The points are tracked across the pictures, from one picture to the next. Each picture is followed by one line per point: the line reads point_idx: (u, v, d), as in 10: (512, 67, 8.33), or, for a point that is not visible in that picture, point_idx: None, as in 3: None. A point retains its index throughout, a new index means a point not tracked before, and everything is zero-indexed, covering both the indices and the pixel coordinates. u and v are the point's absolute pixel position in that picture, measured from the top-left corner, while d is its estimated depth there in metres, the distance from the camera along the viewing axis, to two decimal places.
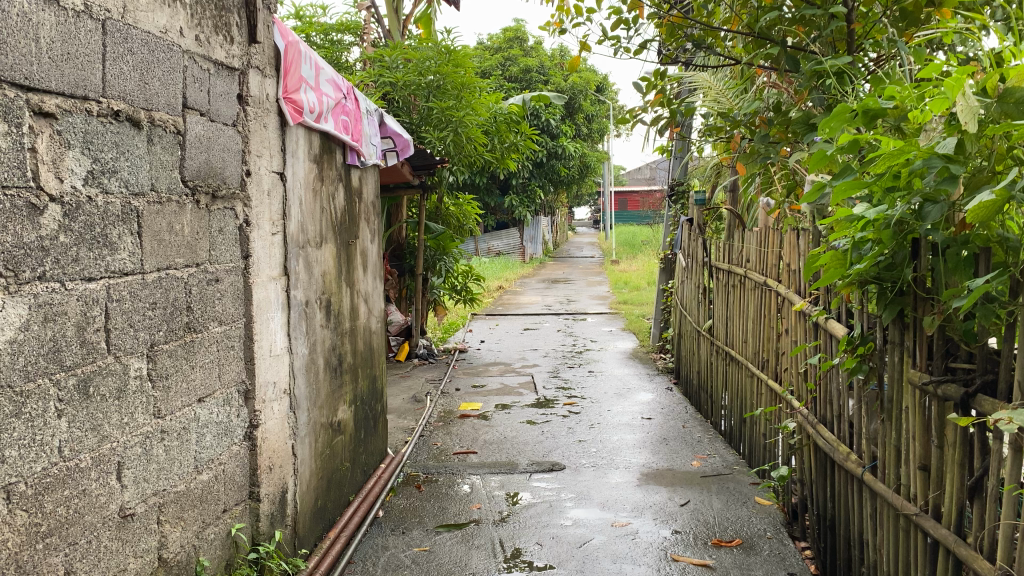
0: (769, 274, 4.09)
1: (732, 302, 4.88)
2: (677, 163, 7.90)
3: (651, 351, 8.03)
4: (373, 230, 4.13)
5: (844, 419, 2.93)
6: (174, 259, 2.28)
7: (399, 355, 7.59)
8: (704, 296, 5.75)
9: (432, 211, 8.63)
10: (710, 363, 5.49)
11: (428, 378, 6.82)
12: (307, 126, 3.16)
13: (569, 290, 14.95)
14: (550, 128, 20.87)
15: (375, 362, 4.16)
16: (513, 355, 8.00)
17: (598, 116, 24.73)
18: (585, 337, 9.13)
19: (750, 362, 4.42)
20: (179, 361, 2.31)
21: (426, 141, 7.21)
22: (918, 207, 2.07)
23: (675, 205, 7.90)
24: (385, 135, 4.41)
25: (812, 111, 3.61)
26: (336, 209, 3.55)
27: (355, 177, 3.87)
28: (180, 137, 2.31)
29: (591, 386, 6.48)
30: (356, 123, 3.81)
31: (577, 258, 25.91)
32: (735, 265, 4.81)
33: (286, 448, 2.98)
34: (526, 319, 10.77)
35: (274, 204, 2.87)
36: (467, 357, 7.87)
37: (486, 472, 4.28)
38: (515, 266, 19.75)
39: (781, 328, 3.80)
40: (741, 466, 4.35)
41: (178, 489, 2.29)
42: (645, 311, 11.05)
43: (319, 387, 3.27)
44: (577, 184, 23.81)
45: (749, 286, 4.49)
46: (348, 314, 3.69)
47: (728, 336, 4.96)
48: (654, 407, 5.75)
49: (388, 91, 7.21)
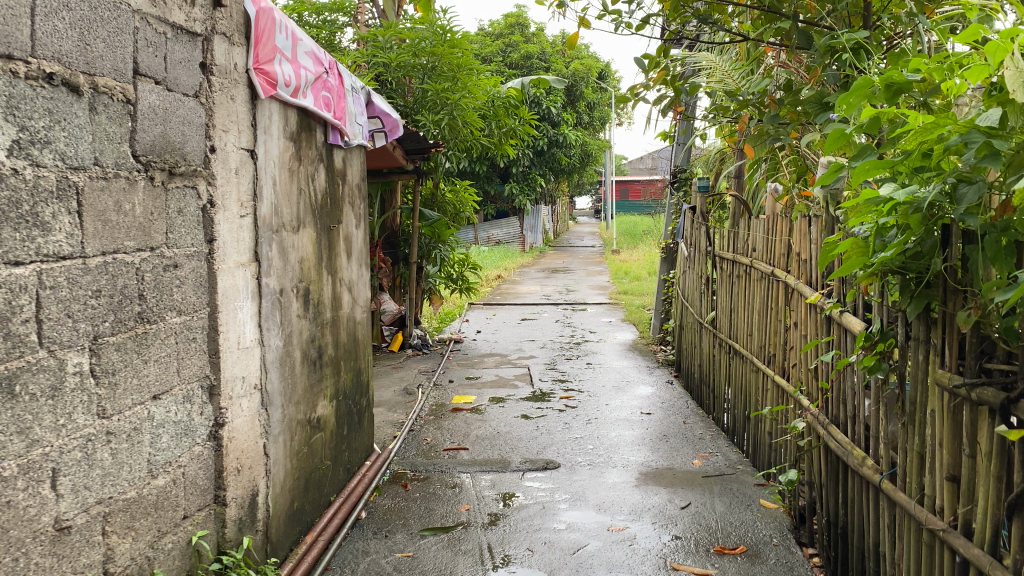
0: (777, 264, 3.87)
1: (737, 293, 4.66)
2: (680, 149, 7.66)
3: (651, 342, 7.81)
4: (358, 215, 3.90)
5: (858, 421, 2.71)
6: (122, 242, 2.06)
7: (392, 345, 7.38)
8: (707, 286, 5.53)
9: (428, 197, 8.40)
10: (712, 356, 5.27)
11: (421, 369, 6.61)
12: (282, 100, 2.93)
13: (569, 280, 14.73)
14: (552, 116, 20.59)
15: (360, 354, 3.94)
16: (509, 346, 7.79)
17: (600, 103, 24.43)
18: (584, 328, 8.91)
19: (755, 357, 4.21)
20: (130, 354, 2.09)
21: (420, 125, 6.96)
22: (952, 188, 1.85)
23: (677, 192, 7.67)
24: (372, 115, 4.18)
25: (825, 90, 3.37)
26: (315, 191, 3.32)
27: (338, 158, 3.64)
28: (130, 106, 2.08)
29: (590, 379, 6.27)
30: (339, 100, 3.59)
31: (577, 247, 25.65)
32: (740, 255, 4.59)
33: (256, 448, 2.76)
34: (523, 309, 10.55)
35: (242, 183, 2.65)
36: (463, 348, 7.66)
37: (477, 470, 4.07)
38: (515, 255, 19.53)
39: (790, 321, 3.57)
40: (744, 465, 4.15)
41: (128, 496, 2.08)
42: (644, 302, 10.83)
43: (295, 381, 3.05)
44: (578, 172, 23.53)
45: (755, 277, 4.27)
46: (329, 303, 3.47)
47: (732, 328, 4.74)
48: (654, 402, 5.54)
49: (382, 72, 6.96)
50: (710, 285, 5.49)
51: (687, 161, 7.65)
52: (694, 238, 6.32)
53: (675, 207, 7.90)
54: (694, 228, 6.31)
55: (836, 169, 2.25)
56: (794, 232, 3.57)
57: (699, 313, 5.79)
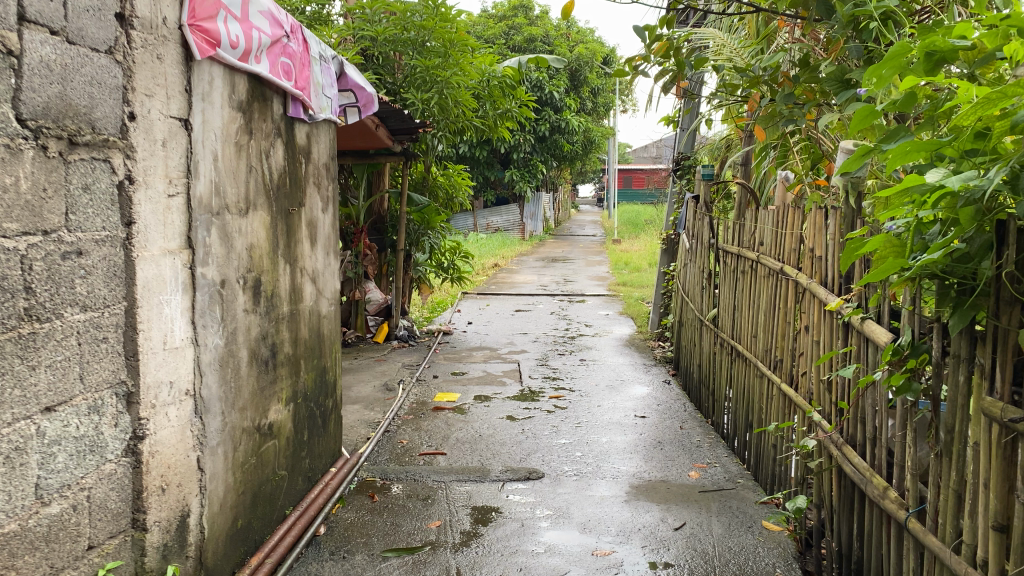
0: (786, 261, 3.51)
1: (740, 290, 4.31)
2: (683, 135, 7.27)
3: (649, 338, 7.45)
4: (325, 197, 3.54)
5: (879, 446, 2.35)
6: (1, 224, 1.70)
7: (377, 337, 7.03)
8: (707, 281, 5.18)
9: (418, 181, 8.02)
10: (713, 357, 4.92)
11: (405, 363, 6.25)
12: (227, 64, 2.57)
13: (568, 270, 14.36)
14: (554, 102, 20.12)
15: (325, 351, 3.58)
16: (500, 339, 7.42)
17: (604, 90, 23.94)
18: (580, 321, 8.55)
19: (760, 361, 3.85)
20: (11, 360, 1.74)
21: (409, 103, 6.58)
22: (1015, 177, 1.49)
23: (679, 181, 7.29)
24: (344, 88, 3.82)
25: (847, 66, 2.99)
26: (271, 169, 2.96)
27: (300, 133, 3.27)
28: (12, 60, 1.72)
29: (583, 377, 5.91)
30: (302, 69, 3.22)
31: (578, 236, 25.26)
32: (745, 249, 4.23)
33: (188, 462, 2.41)
34: (518, 300, 10.18)
35: (171, 157, 2.28)
36: (452, 341, 7.30)
37: (453, 479, 3.72)
38: (513, 244, 19.14)
39: (801, 324, 3.21)
40: (745, 479, 3.80)
41: (7, 530, 1.73)
42: (644, 294, 10.45)
43: (239, 384, 2.69)
44: (580, 160, 23.10)
45: (761, 274, 3.91)
46: (286, 296, 3.11)
47: (734, 328, 4.39)
48: (650, 404, 5.18)
49: (369, 47, 6.57)
50: (711, 280, 5.14)
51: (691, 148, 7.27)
52: (695, 229, 5.96)
53: (677, 196, 7.52)
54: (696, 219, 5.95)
55: (866, 152, 1.89)
56: (806, 224, 3.21)
57: (700, 310, 5.44)
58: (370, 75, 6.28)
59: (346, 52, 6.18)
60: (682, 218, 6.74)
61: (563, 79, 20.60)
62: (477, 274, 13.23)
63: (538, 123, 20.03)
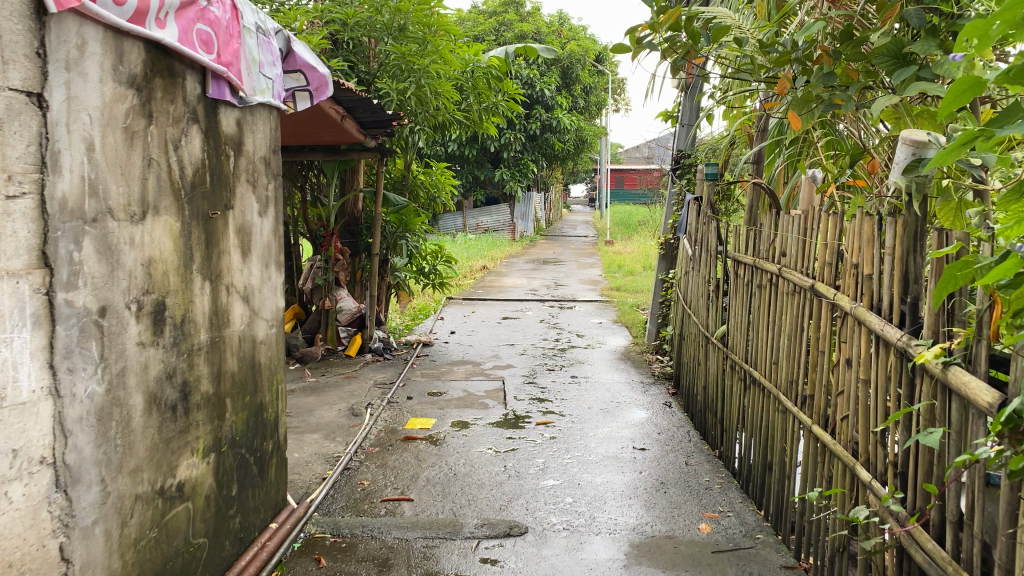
0: (817, 277, 2.93)
1: (756, 308, 3.72)
2: (683, 131, 6.67)
3: (646, 351, 6.86)
4: (260, 198, 2.93)
5: (966, 535, 1.77)
6: None
7: (349, 350, 6.44)
8: (712, 293, 4.60)
9: (397, 179, 7.42)
10: (722, 380, 4.34)
11: (377, 382, 5.64)
12: (110, 26, 1.97)
13: (559, 273, 13.76)
14: (545, 99, 19.53)
15: (263, 384, 2.97)
16: (485, 351, 6.82)
17: (596, 88, 23.36)
18: (572, 330, 7.95)
19: (782, 394, 3.27)
20: None
21: (382, 94, 5.94)
22: None
23: (679, 181, 6.71)
24: (291, 68, 3.23)
25: (904, 38, 2.40)
26: (181, 164, 2.36)
27: (225, 121, 2.66)
28: None
29: (574, 398, 5.31)
30: (231, 42, 2.62)
31: (570, 236, 24.68)
32: (761, 260, 3.64)
33: (45, 553, 1.80)
34: (506, 306, 9.59)
35: (11, 144, 1.67)
36: (431, 354, 6.69)
37: (418, 536, 3.12)
38: (503, 245, 18.53)
39: (841, 357, 2.62)
40: (765, 535, 3.21)
41: None
42: (639, 300, 9.87)
43: (129, 441, 2.09)
44: (572, 159, 22.52)
45: (784, 291, 3.32)
46: (204, 321, 2.51)
47: (749, 350, 3.81)
48: (649, 432, 4.59)
49: (338, 31, 5.95)
50: (718, 292, 4.55)
51: (691, 145, 6.67)
52: (698, 233, 5.37)
53: (676, 197, 6.92)
54: (700, 222, 5.35)
55: (966, 141, 1.22)
56: (846, 235, 2.63)
57: (704, 325, 4.85)
58: (339, 62, 5.65)
59: (312, 36, 5.55)
60: (683, 222, 6.17)
61: (554, 76, 20.02)
62: (464, 277, 12.64)
63: (528, 121, 19.43)
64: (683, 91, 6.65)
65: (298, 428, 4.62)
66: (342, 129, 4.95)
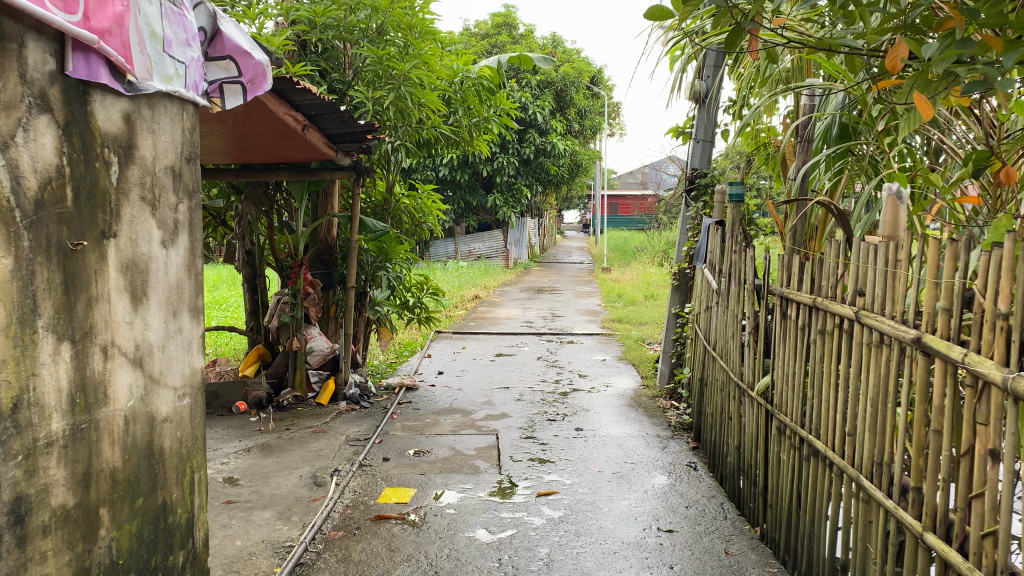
0: (922, 327, 2.15)
1: (816, 360, 2.94)
2: (699, 148, 5.97)
3: (658, 395, 6.07)
4: (164, 223, 2.15)
5: None
6: None
7: (320, 398, 5.63)
8: (748, 336, 3.83)
9: (378, 203, 6.66)
10: (765, 444, 3.55)
11: (349, 439, 4.83)
12: None
13: (556, 302, 13.00)
14: (539, 123, 18.91)
15: (168, 477, 2.18)
16: (476, 396, 6.02)
17: (591, 112, 22.79)
18: (573, 370, 7.15)
19: (864, 479, 2.49)
20: None
21: (356, 105, 5.18)
22: None
23: (694, 203, 5.97)
24: (218, 54, 2.51)
25: None
26: (14, 173, 1.58)
27: (102, 114, 1.88)
28: None
29: (581, 457, 4.50)
30: (112, 4, 1.85)
31: (565, 263, 23.98)
32: (822, 298, 2.87)
33: None
34: (499, 340, 8.79)
35: None
36: (415, 400, 5.88)
37: None
38: (497, 273, 17.78)
39: (981, 448, 1.84)
40: None
41: None
42: (643, 334, 9.09)
43: None
44: (566, 184, 21.87)
45: (862, 341, 2.55)
46: (59, 404, 1.72)
47: (808, 412, 3.02)
48: (675, 505, 3.79)
49: (306, 33, 5.20)
50: (754, 334, 3.78)
51: (708, 162, 5.98)
52: (723, 264, 4.60)
53: (690, 221, 6.18)
54: (725, 251, 4.58)
55: None
56: (981, 271, 1.86)
57: (736, 374, 4.07)
58: (306, 68, 4.90)
59: (275, 37, 4.80)
60: (702, 250, 5.35)
61: (548, 99, 19.44)
62: (455, 308, 11.85)
63: (521, 145, 18.82)
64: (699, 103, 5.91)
65: (248, 502, 3.82)
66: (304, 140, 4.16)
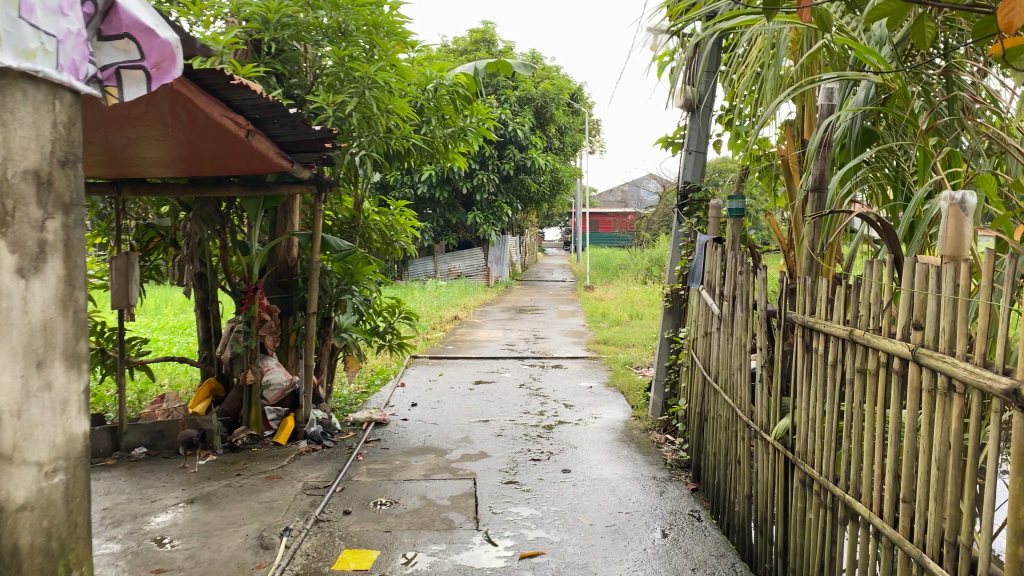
0: (1017, 375, 1.66)
1: (855, 406, 2.44)
2: (692, 160, 5.50)
3: (652, 428, 5.55)
4: (16, 246, 1.64)
5: None
6: None
7: (277, 437, 5.05)
8: (760, 369, 3.34)
9: (344, 221, 6.12)
10: (785, 498, 3.05)
11: (306, 487, 4.26)
12: None
13: (538, 323, 12.50)
14: (520, 139, 18.50)
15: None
16: (452, 432, 5.47)
17: (572, 128, 22.44)
18: (558, 399, 6.62)
19: (929, 561, 1.99)
20: None
21: (316, 112, 4.64)
22: None
23: (687, 219, 5.48)
24: (112, 34, 2.00)
25: None
26: None
27: None
28: None
29: (570, 506, 3.97)
30: None
31: (547, 281, 23.52)
32: (860, 330, 2.38)
33: None
34: (479, 366, 8.25)
35: None
36: (384, 438, 5.32)
37: None
38: (477, 292, 17.28)
39: None
40: None
41: None
42: (631, 357, 8.59)
43: None
44: (547, 201, 21.43)
45: (920, 385, 2.06)
46: None
47: (844, 467, 2.52)
48: (679, 568, 3.27)
49: (259, 32, 4.67)
50: (768, 368, 3.29)
51: (701, 176, 5.48)
52: (725, 285, 4.12)
53: (683, 238, 5.69)
54: (727, 271, 4.09)
55: None
56: None
57: (745, 411, 3.58)
58: (257, 69, 4.36)
59: (221, 35, 4.26)
60: (699, 270, 4.85)
61: (527, 115, 19.04)
62: (433, 330, 11.32)
63: (501, 162, 18.38)
64: (691, 111, 5.44)
65: (180, 570, 3.24)
66: (249, 147, 3.64)
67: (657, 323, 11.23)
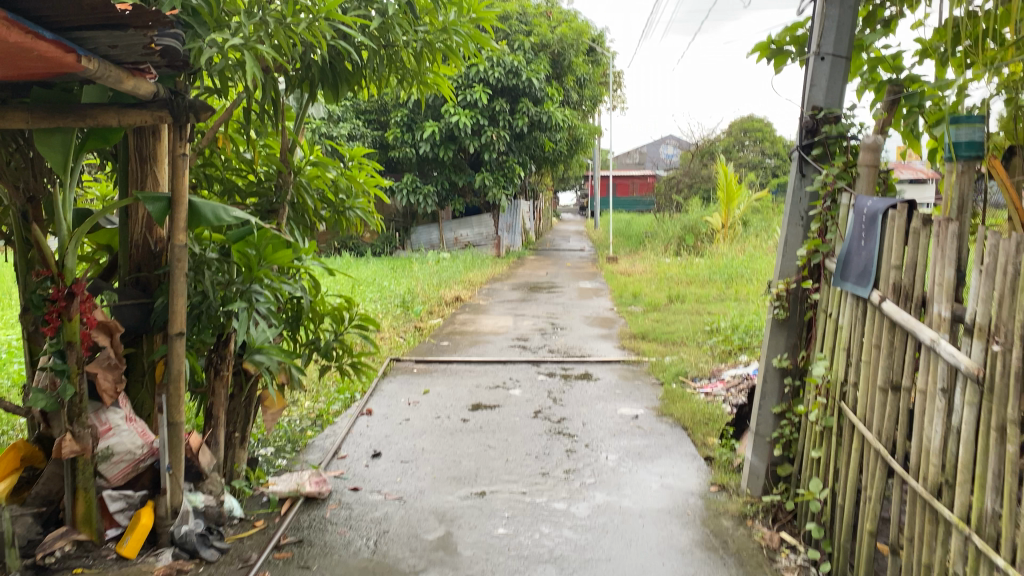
0: None
1: None
2: (825, 71, 3.27)
3: (752, 516, 3.38)
4: None
5: None
6: None
7: (122, 547, 2.96)
8: None
9: (267, 177, 3.98)
10: None
11: None
12: None
13: (557, 305, 10.35)
14: (533, 90, 16.15)
15: None
16: (425, 521, 3.34)
17: (592, 79, 20.01)
18: (593, 441, 4.47)
19: None
20: None
21: None
22: None
23: (817, 165, 3.28)
24: None
25: None
26: None
27: None
28: None
29: None
30: None
31: (563, 251, 21.35)
32: None
33: None
34: (479, 376, 6.10)
35: None
36: (309, 540, 3.19)
37: None
38: (484, 265, 15.10)
39: None
40: None
41: None
42: (685, 361, 6.42)
43: None
44: (564, 161, 19.09)
45: None
46: None
47: None
48: None
49: None
50: None
51: (841, 98, 3.30)
52: (978, 308, 1.92)
53: (803, 201, 3.47)
54: (984, 273, 1.89)
55: None
56: None
57: None
58: None
59: None
60: (864, 265, 2.64)
61: (542, 62, 16.62)
62: (430, 317, 9.20)
63: (513, 117, 16.01)
64: None
65: None
66: None
67: (704, 309, 9.05)
